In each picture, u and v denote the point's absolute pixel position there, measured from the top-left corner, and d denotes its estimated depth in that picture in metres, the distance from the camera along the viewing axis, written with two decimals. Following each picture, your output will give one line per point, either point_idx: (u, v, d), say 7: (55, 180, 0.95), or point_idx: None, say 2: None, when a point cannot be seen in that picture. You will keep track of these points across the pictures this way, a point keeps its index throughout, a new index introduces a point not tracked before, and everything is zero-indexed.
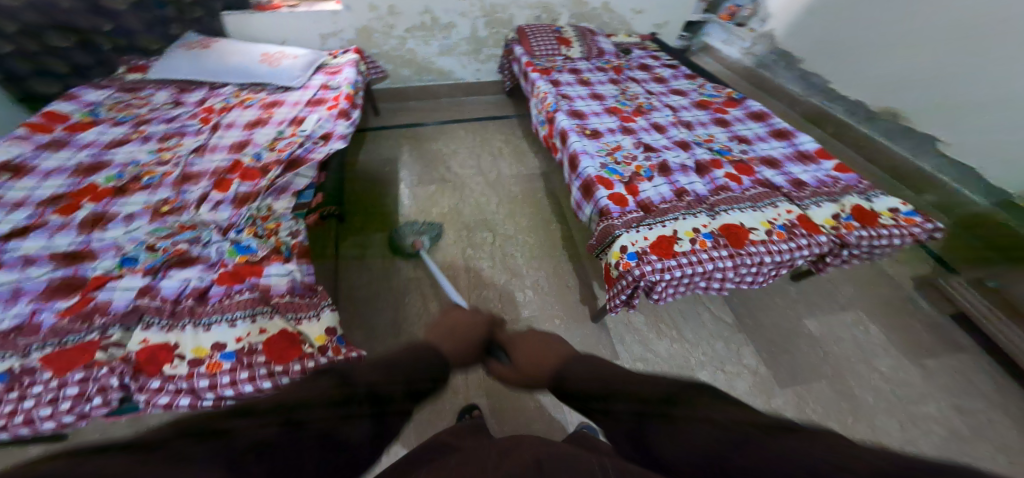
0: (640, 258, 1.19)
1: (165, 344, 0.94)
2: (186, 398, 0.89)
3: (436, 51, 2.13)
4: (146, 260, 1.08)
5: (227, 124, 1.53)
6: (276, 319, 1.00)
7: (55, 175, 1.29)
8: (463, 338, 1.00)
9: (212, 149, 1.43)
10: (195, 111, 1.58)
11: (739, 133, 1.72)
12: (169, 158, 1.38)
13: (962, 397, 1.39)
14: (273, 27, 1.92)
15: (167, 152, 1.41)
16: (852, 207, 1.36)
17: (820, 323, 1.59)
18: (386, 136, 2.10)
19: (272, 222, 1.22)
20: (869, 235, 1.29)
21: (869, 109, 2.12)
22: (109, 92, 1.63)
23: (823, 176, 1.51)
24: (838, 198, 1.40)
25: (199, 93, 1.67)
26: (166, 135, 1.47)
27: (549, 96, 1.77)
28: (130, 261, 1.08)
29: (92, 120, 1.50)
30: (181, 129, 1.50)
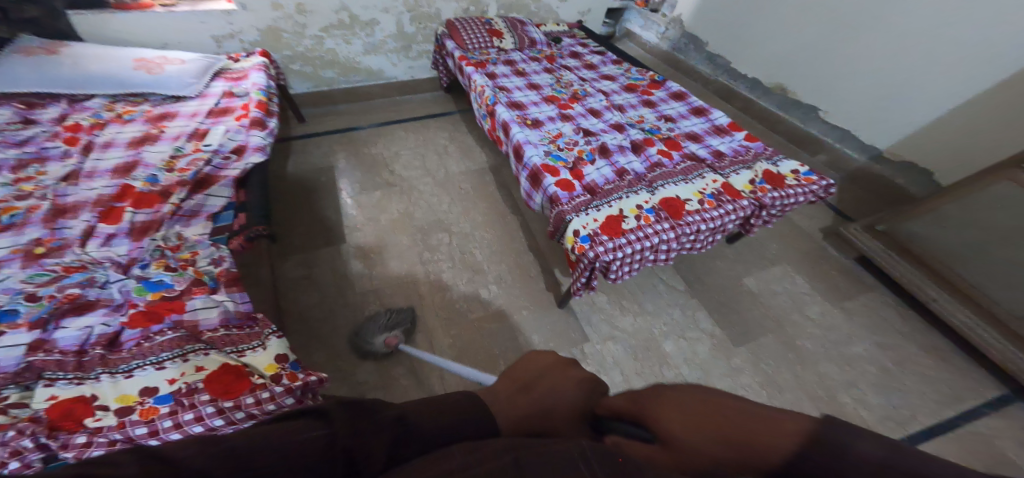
0: (593, 239, 1.22)
1: (81, 396, 0.78)
2: (125, 449, 0.74)
3: (361, 50, 2.01)
4: (29, 312, 0.87)
5: (103, 144, 1.30)
6: (214, 354, 0.88)
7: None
8: (552, 405, 0.55)
9: (89, 175, 1.21)
10: (55, 130, 1.32)
11: (666, 113, 1.83)
12: (30, 190, 1.14)
13: (880, 334, 1.61)
14: (145, 30, 1.66)
15: (27, 183, 1.16)
16: (763, 172, 1.51)
17: (757, 280, 1.76)
18: (318, 143, 1.95)
19: (187, 251, 1.07)
20: (779, 196, 1.43)
21: (765, 85, 2.38)
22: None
23: (737, 145, 1.66)
24: (750, 165, 1.55)
25: (54, 108, 1.40)
26: (19, 161, 1.21)
27: (488, 89, 1.74)
28: (7, 315, 0.86)
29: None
30: (39, 154, 1.24)
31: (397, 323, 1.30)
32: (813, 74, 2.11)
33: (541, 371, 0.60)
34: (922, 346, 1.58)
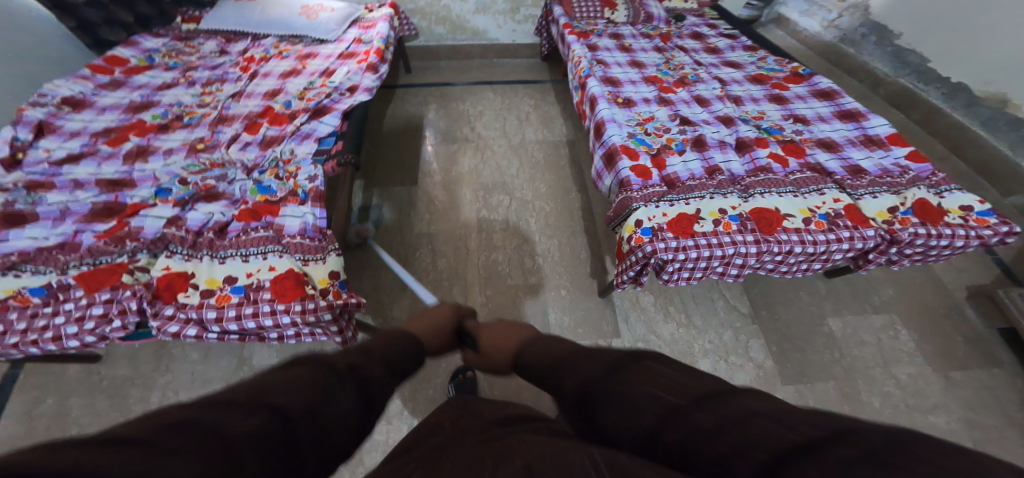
0: (655, 234, 1.13)
1: (184, 272, 1.01)
2: (194, 328, 0.98)
3: (472, 8, 2.07)
4: (178, 192, 1.17)
5: (264, 73, 1.57)
6: (286, 258, 1.06)
7: (108, 111, 1.39)
8: (436, 325, 0.94)
9: (248, 95, 1.49)
10: (237, 60, 1.64)
11: (797, 112, 1.58)
12: (209, 101, 1.46)
13: (977, 412, 1.32)
14: None
15: (208, 96, 1.49)
16: (915, 201, 1.23)
17: (843, 323, 1.51)
18: (416, 93, 2.11)
19: (293, 166, 1.27)
20: (928, 234, 1.16)
21: (972, 93, 1.79)
22: (164, 40, 1.71)
23: (891, 165, 1.37)
24: (900, 190, 1.27)
25: (242, 43, 1.72)
26: (208, 81, 1.54)
27: (584, 61, 1.67)
28: (164, 192, 1.17)
29: (148, 64, 1.59)
30: (222, 76, 1.57)
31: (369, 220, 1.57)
32: None
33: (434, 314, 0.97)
34: None
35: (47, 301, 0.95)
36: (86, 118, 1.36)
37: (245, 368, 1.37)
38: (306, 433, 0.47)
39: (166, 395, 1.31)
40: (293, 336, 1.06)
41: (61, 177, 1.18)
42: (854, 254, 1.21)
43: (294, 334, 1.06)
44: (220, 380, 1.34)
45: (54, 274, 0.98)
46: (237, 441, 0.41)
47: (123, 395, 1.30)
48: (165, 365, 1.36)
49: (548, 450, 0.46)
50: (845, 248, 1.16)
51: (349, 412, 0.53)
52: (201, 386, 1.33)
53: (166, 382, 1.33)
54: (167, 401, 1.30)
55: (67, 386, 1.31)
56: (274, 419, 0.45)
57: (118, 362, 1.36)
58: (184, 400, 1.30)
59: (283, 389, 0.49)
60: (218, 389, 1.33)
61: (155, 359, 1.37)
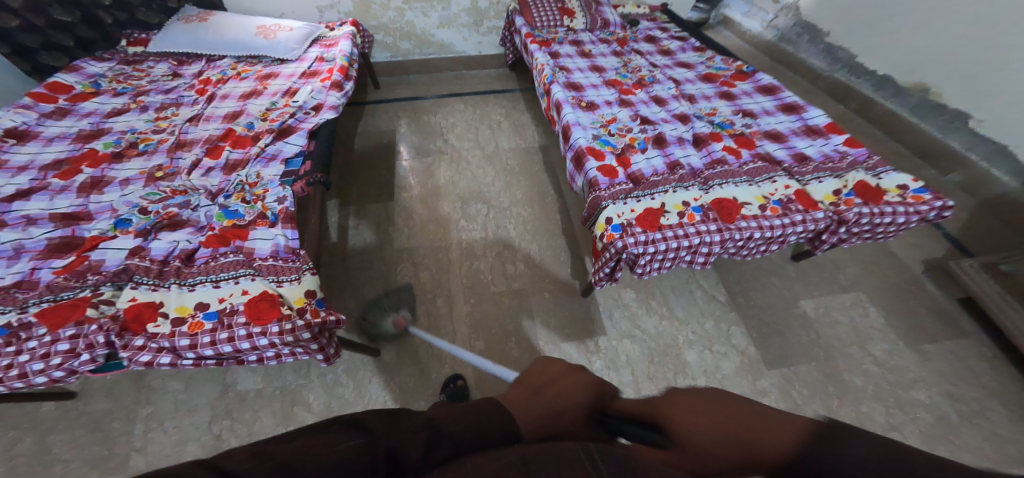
0: (625, 230, 1.16)
1: (152, 302, 0.97)
2: (167, 356, 0.93)
3: (436, 23, 2.09)
4: (139, 222, 1.13)
5: (222, 95, 1.54)
6: (259, 280, 1.03)
7: (56, 141, 1.33)
8: (561, 405, 0.59)
9: (207, 118, 1.45)
10: (192, 83, 1.60)
11: (745, 107, 1.65)
12: (165, 127, 1.42)
13: (955, 384, 1.39)
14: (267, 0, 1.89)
15: (164, 121, 1.44)
16: (856, 183, 1.30)
17: (817, 305, 1.57)
18: (384, 108, 2.10)
19: (261, 189, 1.24)
20: (872, 213, 1.23)
21: (898, 84, 1.94)
22: (111, 65, 1.65)
23: (831, 151, 1.45)
24: (841, 174, 1.35)
25: (196, 65, 1.68)
26: (163, 105, 1.50)
27: (547, 68, 1.71)
28: (124, 223, 1.12)
29: (94, 90, 1.53)
30: (177, 100, 1.53)
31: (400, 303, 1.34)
32: (955, 72, 1.71)
33: (548, 377, 0.63)
34: (1009, 405, 1.34)
35: (9, 341, 0.90)
36: (33, 151, 1.29)
37: (230, 394, 1.31)
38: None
39: (151, 425, 1.24)
40: (272, 358, 1.03)
41: (12, 213, 1.12)
42: (808, 235, 1.27)
43: (272, 356, 1.02)
44: (206, 407, 1.28)
45: (14, 313, 0.93)
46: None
47: (105, 429, 1.23)
48: (146, 395, 1.29)
49: (539, 442, 0.48)
50: (800, 231, 1.22)
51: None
52: (187, 414, 1.26)
53: (150, 412, 1.26)
54: (152, 432, 1.23)
55: (45, 422, 1.22)
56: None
57: (96, 397, 1.28)
58: (171, 429, 1.24)
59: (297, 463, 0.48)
60: (204, 416, 1.27)
61: (135, 390, 1.30)
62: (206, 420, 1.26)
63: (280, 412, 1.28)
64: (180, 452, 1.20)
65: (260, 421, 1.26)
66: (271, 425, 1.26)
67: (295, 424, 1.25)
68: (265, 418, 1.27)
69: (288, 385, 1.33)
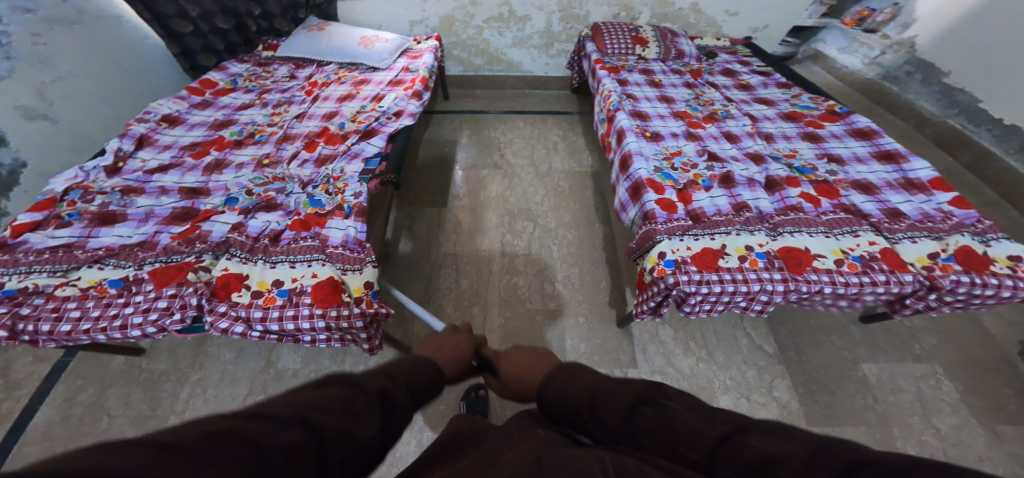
0: (678, 266, 1.12)
1: (239, 275, 1.09)
2: (240, 326, 1.04)
3: (509, 42, 2.19)
4: (244, 202, 1.28)
5: (325, 97, 1.71)
6: (328, 266, 1.13)
7: (197, 127, 1.55)
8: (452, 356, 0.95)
9: (310, 116, 1.62)
10: (303, 84, 1.79)
11: (832, 152, 1.56)
12: (278, 121, 1.60)
13: None
14: (371, 13, 2.10)
15: (278, 116, 1.63)
16: (958, 248, 1.17)
17: (879, 371, 1.43)
18: (450, 119, 2.21)
19: (342, 183, 1.35)
20: (972, 283, 1.10)
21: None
22: (248, 66, 1.89)
23: (933, 209, 1.32)
24: (942, 236, 1.22)
25: (309, 69, 1.88)
26: (279, 102, 1.69)
27: (614, 95, 1.72)
28: (232, 201, 1.28)
29: (232, 87, 1.77)
30: (290, 99, 1.71)
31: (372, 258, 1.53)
32: None
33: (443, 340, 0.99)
34: None
35: (121, 293, 1.05)
36: (179, 133, 1.52)
37: (271, 370, 1.44)
38: (337, 449, 0.52)
39: (196, 390, 1.39)
40: (324, 340, 1.12)
41: (152, 185, 1.32)
42: (890, 298, 1.16)
43: (325, 339, 1.12)
44: (246, 380, 1.41)
45: (132, 269, 1.09)
46: (272, 455, 0.46)
47: (156, 389, 1.39)
48: (200, 362, 1.45)
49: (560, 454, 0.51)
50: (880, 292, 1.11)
51: (373, 433, 0.57)
52: (228, 384, 1.40)
53: (197, 378, 1.41)
54: (194, 398, 1.37)
55: (108, 376, 1.41)
56: (307, 433, 0.50)
57: (159, 357, 1.46)
58: (211, 397, 1.38)
59: (317, 405, 0.54)
60: (242, 389, 1.39)
61: (191, 356, 1.47)
62: (243, 394, 1.39)
63: None
64: None
65: None
66: None
67: None
68: None
69: (323, 369, 1.44)
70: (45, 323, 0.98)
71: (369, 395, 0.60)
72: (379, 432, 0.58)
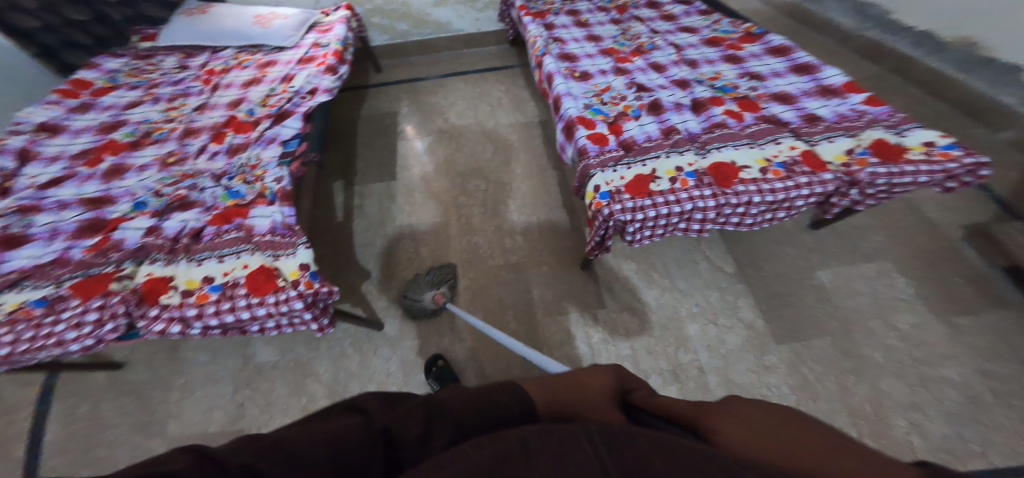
0: (612, 197, 1.13)
1: (165, 277, 1.05)
2: (177, 326, 1.02)
3: (431, 2, 2.08)
4: (154, 204, 1.22)
5: (225, 84, 1.62)
6: (257, 255, 1.09)
7: (82, 134, 1.46)
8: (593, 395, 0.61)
9: (212, 107, 1.54)
10: (198, 74, 1.68)
11: (752, 70, 1.55)
12: (175, 116, 1.51)
13: (992, 361, 1.28)
14: None
15: (174, 110, 1.54)
16: (871, 142, 1.22)
17: (835, 275, 1.49)
18: (387, 91, 2.14)
19: (260, 170, 1.30)
20: (888, 173, 1.14)
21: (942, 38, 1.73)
22: (125, 60, 1.76)
23: (847, 110, 1.34)
24: (856, 133, 1.26)
25: (201, 57, 1.76)
26: (172, 96, 1.60)
27: (540, 40, 1.68)
28: (141, 205, 1.22)
29: (112, 85, 1.65)
30: (185, 91, 1.62)
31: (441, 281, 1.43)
32: (1004, 15, 1.53)
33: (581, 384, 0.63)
34: None
35: (47, 311, 1.00)
36: (63, 142, 1.42)
37: (250, 366, 1.41)
38: None
39: (184, 394, 1.37)
40: (272, 328, 1.11)
41: (48, 200, 1.24)
42: (816, 199, 1.20)
43: (272, 326, 1.10)
44: (228, 379, 1.39)
45: (50, 287, 1.04)
46: None
47: (147, 397, 1.36)
48: (180, 366, 1.42)
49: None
50: (805, 195, 1.15)
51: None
52: (213, 384, 1.38)
53: (183, 382, 1.39)
54: (184, 401, 1.35)
55: (97, 392, 1.37)
56: None
57: (138, 368, 1.42)
58: (200, 398, 1.35)
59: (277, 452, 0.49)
60: (227, 387, 1.38)
61: (170, 363, 1.43)
62: (229, 392, 1.37)
63: (293, 383, 1.37)
64: (207, 420, 1.32)
65: (275, 392, 1.36)
66: (285, 396, 1.34)
67: (306, 394, 1.34)
68: (280, 389, 1.36)
69: (300, 357, 1.42)
70: None
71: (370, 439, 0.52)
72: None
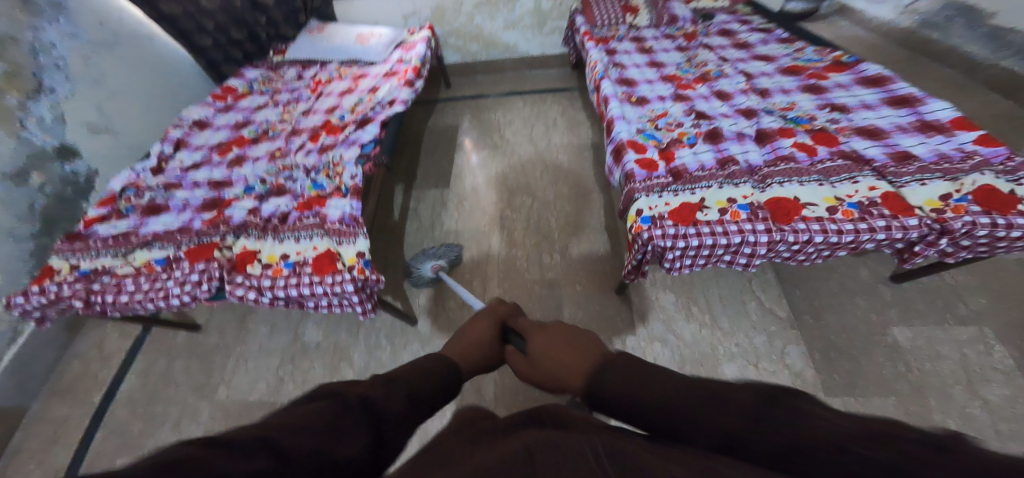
0: (654, 222, 1.09)
1: (254, 251, 1.11)
2: (253, 293, 1.04)
3: (502, 25, 2.23)
4: (259, 189, 1.32)
5: (327, 93, 1.81)
6: (326, 239, 1.11)
7: (222, 129, 1.66)
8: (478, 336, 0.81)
9: (314, 111, 1.71)
10: (309, 84, 1.90)
11: (836, 101, 1.43)
12: (288, 118, 1.69)
13: None
14: (368, 12, 2.23)
15: (287, 114, 1.72)
16: (976, 188, 1.04)
17: (913, 333, 1.30)
18: (453, 106, 2.29)
19: (341, 167, 1.34)
20: (992, 224, 0.97)
21: None
22: (263, 71, 2.02)
23: (953, 150, 1.17)
24: (956, 177, 1.09)
25: (314, 69, 2.00)
26: (287, 102, 1.80)
27: (600, 64, 1.71)
28: (250, 190, 1.33)
29: (249, 91, 1.89)
30: (297, 98, 1.82)
31: (443, 256, 1.49)
32: None
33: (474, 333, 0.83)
34: None
35: (165, 268, 1.11)
36: (209, 136, 1.63)
37: (297, 343, 1.57)
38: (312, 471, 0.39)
39: (239, 361, 1.55)
40: (325, 306, 1.10)
41: (187, 180, 1.41)
42: (893, 245, 1.07)
43: (326, 305, 1.10)
44: (277, 352, 1.55)
45: (172, 248, 1.15)
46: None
47: (210, 360, 1.56)
48: (240, 337, 1.62)
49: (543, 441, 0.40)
50: (879, 239, 1.02)
51: (360, 455, 0.44)
52: (263, 356, 1.55)
53: (240, 350, 1.58)
54: (237, 369, 1.53)
55: (175, 350, 1.61)
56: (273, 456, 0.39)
57: (210, 333, 1.64)
58: (251, 367, 1.53)
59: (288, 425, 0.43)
60: (274, 360, 1.53)
61: (231, 334, 1.63)
62: (274, 365, 1.52)
63: (329, 365, 1.49)
64: (251, 389, 1.48)
65: (313, 370, 1.49)
66: (320, 375, 1.47)
67: (338, 377, 1.45)
68: (317, 369, 1.49)
69: (340, 341, 1.55)
70: (109, 295, 1.07)
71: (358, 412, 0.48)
72: (370, 450, 0.46)
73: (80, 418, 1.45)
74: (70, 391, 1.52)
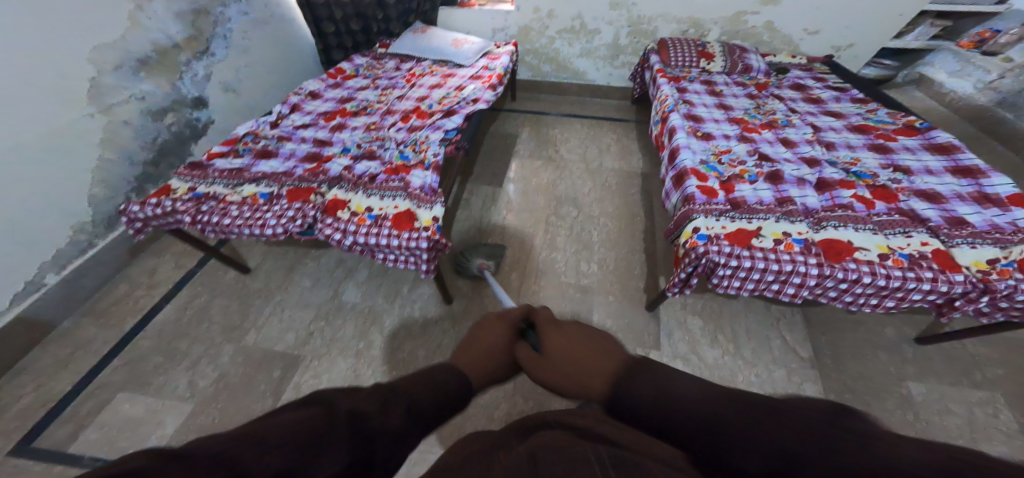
0: (710, 240, 1.20)
1: (345, 200, 1.24)
2: (337, 235, 1.17)
3: (578, 52, 2.43)
4: (354, 152, 1.48)
5: (419, 84, 2.00)
6: (406, 201, 1.24)
7: (330, 101, 1.85)
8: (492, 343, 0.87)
9: (407, 97, 1.89)
10: (404, 75, 2.10)
11: (900, 163, 1.54)
12: (384, 100, 1.87)
13: None
14: (467, 23, 2.45)
15: (384, 96, 1.91)
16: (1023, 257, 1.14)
17: (927, 389, 1.34)
18: (515, 117, 2.47)
19: (425, 146, 1.49)
20: None
21: None
22: (368, 60, 2.24)
23: (1005, 222, 1.26)
24: (1007, 246, 1.18)
25: (411, 64, 2.21)
26: (385, 87, 1.99)
27: (670, 99, 1.86)
28: (347, 151, 1.49)
29: (356, 74, 2.11)
30: (393, 85, 2.01)
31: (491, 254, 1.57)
32: None
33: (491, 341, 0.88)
34: None
35: (270, 201, 1.25)
36: (325, 105, 1.82)
37: (336, 301, 1.67)
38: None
39: (275, 310, 1.64)
40: (393, 260, 1.23)
41: (296, 136, 1.58)
42: (939, 298, 1.13)
43: (394, 259, 1.22)
44: (314, 307, 1.65)
45: (276, 187, 1.29)
46: None
47: (249, 304, 1.66)
48: (283, 286, 1.73)
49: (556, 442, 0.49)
50: (925, 289, 1.10)
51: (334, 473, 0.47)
52: (301, 308, 1.65)
53: (280, 299, 1.68)
54: (272, 316, 1.62)
55: (220, 287, 1.71)
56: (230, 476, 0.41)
57: (258, 276, 1.75)
58: (285, 317, 1.62)
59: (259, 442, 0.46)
60: (310, 314, 1.63)
61: (275, 284, 1.73)
62: (308, 319, 1.62)
63: (360, 328, 1.58)
64: (280, 337, 1.55)
65: (344, 329, 1.58)
66: (351, 335, 1.56)
67: (368, 339, 1.54)
68: (349, 329, 1.58)
69: (376, 307, 1.65)
70: (214, 216, 1.20)
71: (339, 425, 0.51)
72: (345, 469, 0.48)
73: (102, 343, 1.50)
74: (106, 312, 1.58)
